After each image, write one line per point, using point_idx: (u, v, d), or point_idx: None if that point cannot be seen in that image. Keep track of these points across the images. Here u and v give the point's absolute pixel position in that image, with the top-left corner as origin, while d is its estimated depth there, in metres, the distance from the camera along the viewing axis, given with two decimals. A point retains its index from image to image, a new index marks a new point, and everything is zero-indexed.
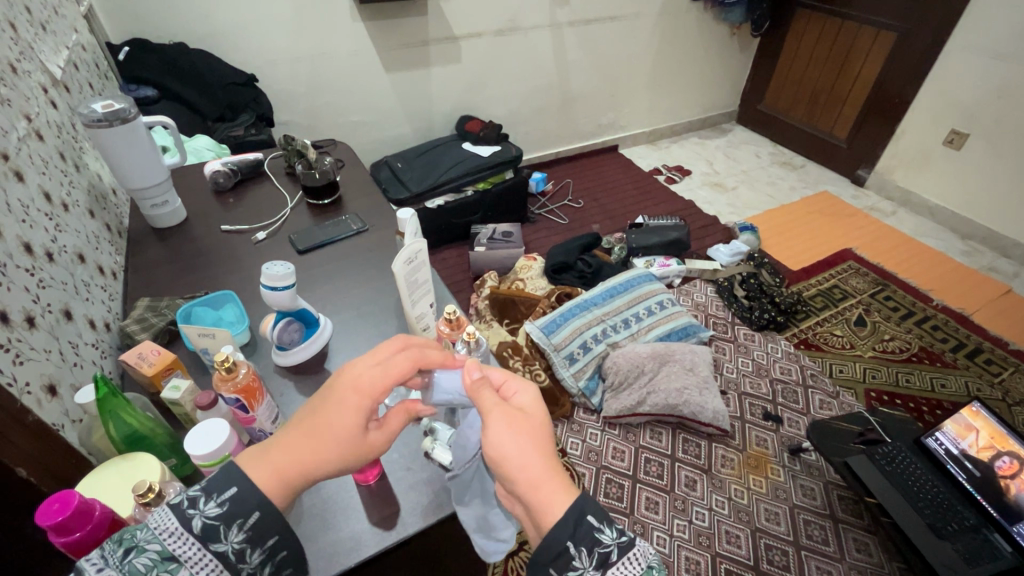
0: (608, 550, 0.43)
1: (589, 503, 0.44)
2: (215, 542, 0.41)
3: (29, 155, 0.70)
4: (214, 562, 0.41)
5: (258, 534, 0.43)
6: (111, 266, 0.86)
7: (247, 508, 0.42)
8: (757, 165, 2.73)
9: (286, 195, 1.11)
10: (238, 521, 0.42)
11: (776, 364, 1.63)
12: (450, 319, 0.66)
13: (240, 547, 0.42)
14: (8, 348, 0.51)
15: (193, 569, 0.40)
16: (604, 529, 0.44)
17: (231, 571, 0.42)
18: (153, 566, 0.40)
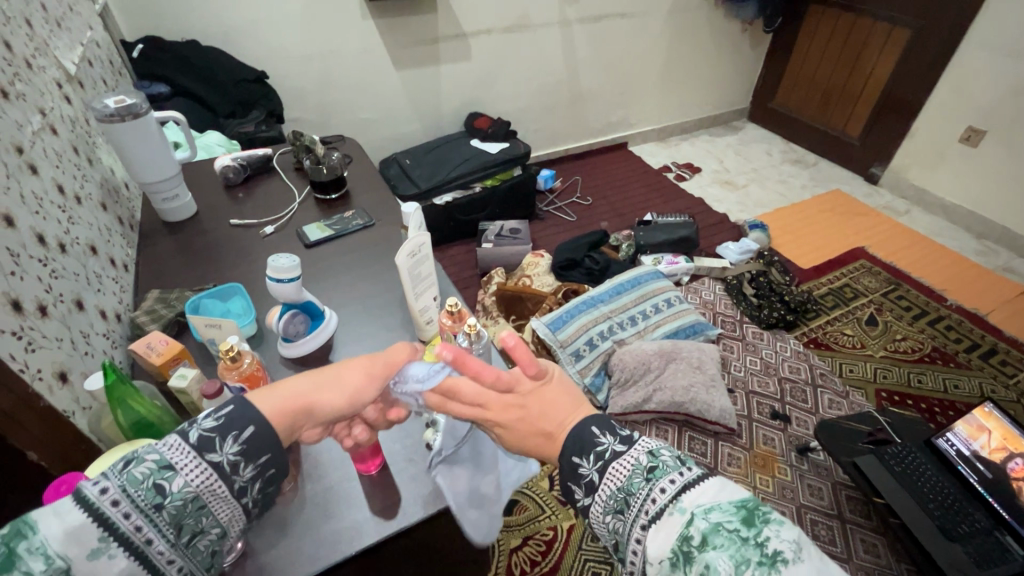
0: (590, 477, 0.44)
1: (582, 426, 0.47)
2: (210, 453, 0.41)
3: (43, 149, 0.71)
4: (210, 471, 0.40)
5: (254, 449, 0.42)
6: (123, 259, 0.88)
7: (242, 421, 0.42)
8: (768, 163, 2.70)
9: (294, 190, 1.12)
10: (232, 433, 0.42)
11: (784, 363, 1.61)
12: (450, 311, 0.66)
13: (234, 459, 0.41)
14: (20, 335, 0.52)
15: (192, 478, 0.40)
16: (584, 459, 0.45)
17: (229, 481, 0.41)
18: (149, 473, 0.39)
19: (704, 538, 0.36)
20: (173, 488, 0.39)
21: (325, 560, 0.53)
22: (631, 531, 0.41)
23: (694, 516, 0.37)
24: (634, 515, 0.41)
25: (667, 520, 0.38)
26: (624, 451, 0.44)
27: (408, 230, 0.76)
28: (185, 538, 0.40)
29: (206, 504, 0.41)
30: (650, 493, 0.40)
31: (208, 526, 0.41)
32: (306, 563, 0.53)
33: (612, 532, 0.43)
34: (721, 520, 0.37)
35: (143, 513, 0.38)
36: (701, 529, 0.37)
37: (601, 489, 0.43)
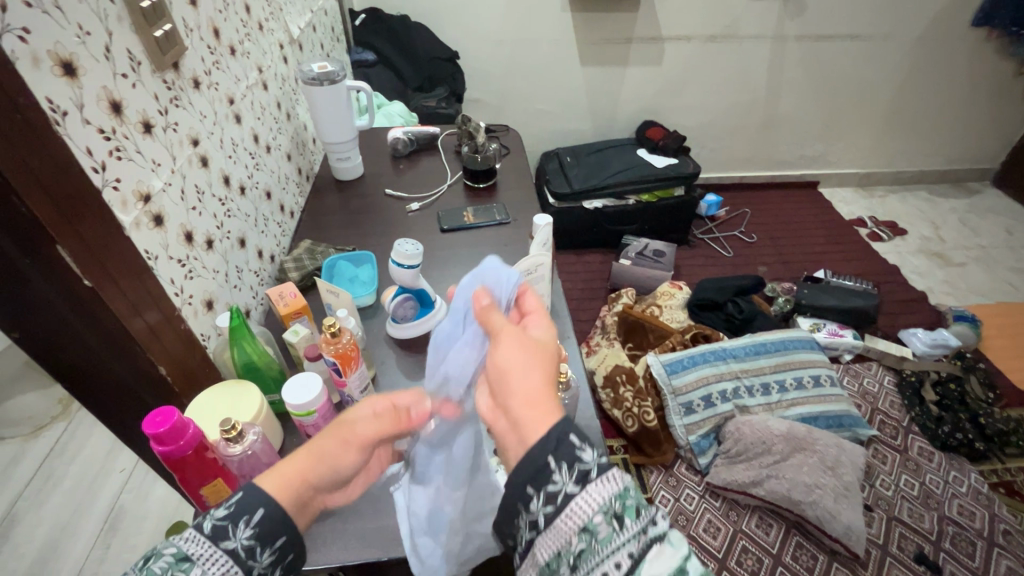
0: (589, 466, 0.40)
1: (570, 424, 0.41)
2: (226, 539, 0.40)
3: (251, 101, 0.82)
4: (226, 560, 0.40)
5: (265, 532, 0.42)
6: (292, 206, 0.98)
7: (254, 503, 0.42)
8: (1005, 244, 2.14)
9: (448, 172, 1.16)
10: (243, 518, 0.41)
11: (953, 500, 1.28)
12: (560, 377, 0.66)
13: (249, 544, 0.41)
14: (183, 263, 0.61)
15: (210, 570, 0.39)
16: (587, 448, 0.40)
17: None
18: (167, 567, 0.38)
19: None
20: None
21: (358, 556, 0.55)
22: (619, 545, 0.37)
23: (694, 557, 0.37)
24: (631, 528, 0.38)
25: (661, 550, 0.37)
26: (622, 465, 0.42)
27: (532, 244, 0.73)
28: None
29: None
30: (649, 517, 0.39)
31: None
32: (339, 550, 0.55)
33: (583, 531, 0.38)
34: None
35: None
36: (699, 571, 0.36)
37: (595, 486, 0.39)
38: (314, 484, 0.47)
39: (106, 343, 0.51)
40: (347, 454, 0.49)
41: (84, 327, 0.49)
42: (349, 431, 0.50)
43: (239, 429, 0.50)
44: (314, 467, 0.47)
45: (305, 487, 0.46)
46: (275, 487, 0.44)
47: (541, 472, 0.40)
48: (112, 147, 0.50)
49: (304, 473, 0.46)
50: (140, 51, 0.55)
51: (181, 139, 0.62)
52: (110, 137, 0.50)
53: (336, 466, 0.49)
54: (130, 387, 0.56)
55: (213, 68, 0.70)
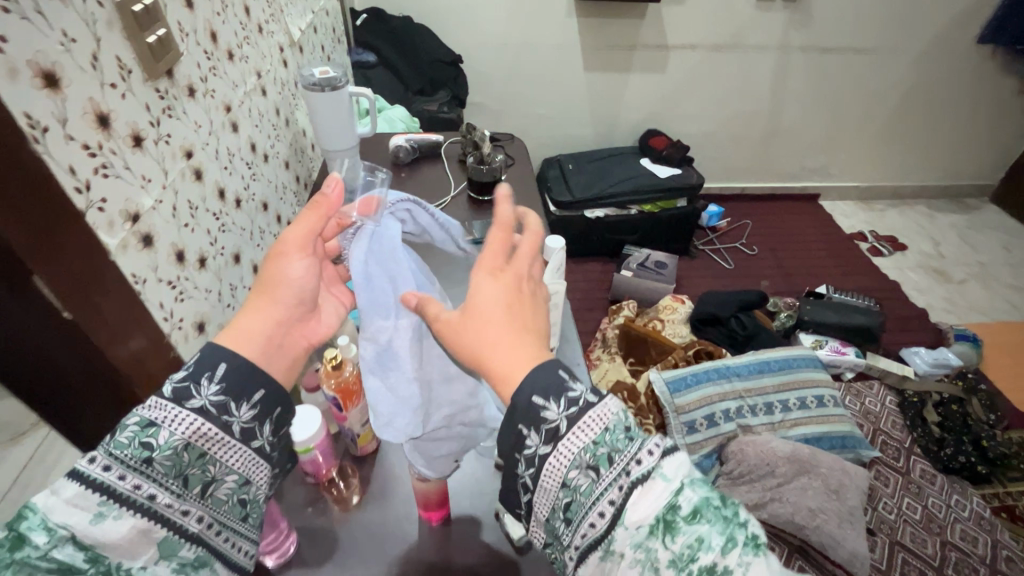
0: (556, 424, 0.39)
1: (531, 381, 0.40)
2: (190, 399, 0.41)
3: (249, 108, 0.78)
4: (196, 418, 0.41)
5: (235, 380, 0.43)
6: (289, 216, 0.94)
7: (212, 361, 0.42)
8: (1004, 261, 2.14)
9: (452, 182, 1.12)
10: (206, 375, 0.42)
11: (955, 524, 1.27)
12: None
13: (219, 400, 0.42)
14: (174, 285, 0.57)
15: (179, 429, 0.40)
16: (552, 403, 0.39)
17: (227, 433, 0.42)
18: (133, 433, 0.39)
19: (693, 511, 0.36)
20: (159, 444, 0.39)
21: None
22: (600, 493, 0.38)
23: (683, 486, 0.37)
24: (608, 476, 0.38)
25: (649, 487, 0.37)
26: (598, 403, 0.40)
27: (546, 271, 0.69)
28: (193, 490, 0.40)
29: (205, 451, 0.41)
30: (629, 459, 0.38)
31: (219, 475, 0.42)
32: None
33: (568, 489, 0.39)
34: (703, 491, 0.37)
35: (137, 471, 0.38)
36: (691, 501, 0.36)
37: (567, 441, 0.39)
38: (278, 322, 0.48)
39: (86, 373, 0.48)
40: (290, 270, 0.50)
41: (63, 357, 0.46)
42: (278, 252, 0.50)
43: None
44: (269, 297, 0.49)
45: (270, 322, 0.47)
46: (231, 342, 0.45)
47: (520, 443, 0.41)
48: (98, 164, 0.46)
49: (261, 314, 0.47)
50: (131, 59, 0.51)
51: (173, 152, 0.57)
52: (96, 154, 0.46)
53: (288, 289, 0.50)
54: (112, 418, 0.52)
55: (209, 74, 0.66)
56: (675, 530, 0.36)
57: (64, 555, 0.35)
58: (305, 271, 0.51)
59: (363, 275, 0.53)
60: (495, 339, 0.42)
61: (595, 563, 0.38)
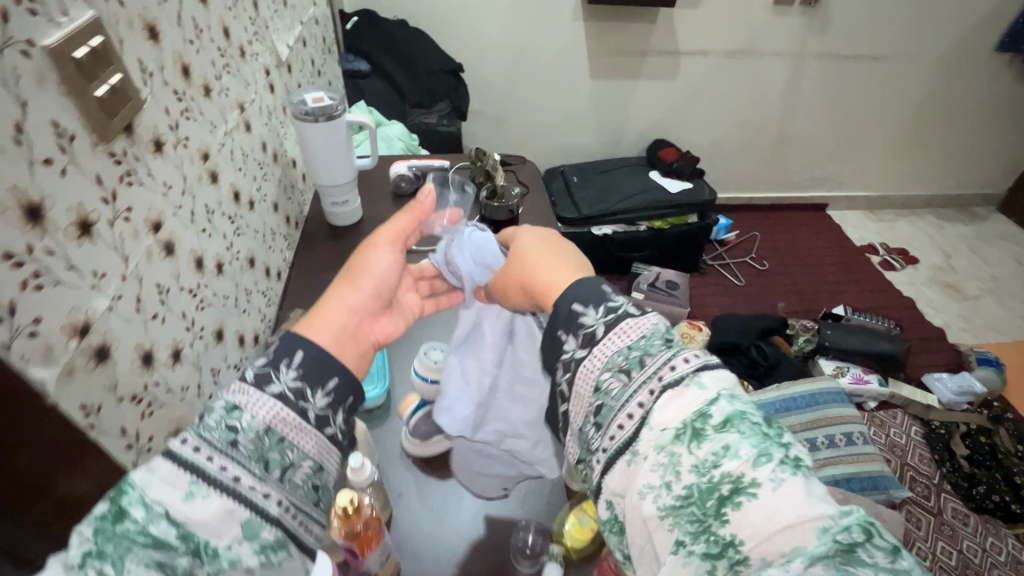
0: (593, 329, 0.41)
1: (572, 291, 0.44)
2: (270, 384, 0.37)
3: (231, 150, 0.65)
4: (276, 404, 0.36)
5: (315, 363, 0.38)
6: (279, 265, 0.82)
7: (290, 347, 0.39)
8: (1015, 274, 2.10)
9: (461, 215, 1.00)
10: (286, 360, 0.38)
11: (993, 571, 1.20)
12: None
13: (297, 386, 0.37)
14: (140, 399, 0.45)
15: (263, 412, 0.36)
16: (591, 311, 0.42)
17: (300, 409, 0.37)
18: (219, 417, 0.35)
19: (725, 420, 0.33)
20: (243, 425, 0.35)
21: None
22: (630, 397, 0.37)
23: (719, 396, 0.34)
24: (638, 378, 0.37)
25: (682, 391, 0.35)
26: (638, 316, 0.41)
27: None
28: (275, 473, 0.34)
29: (285, 436, 0.35)
30: (661, 363, 0.37)
31: (297, 459, 0.36)
32: None
33: (600, 392, 0.38)
34: (743, 407, 0.34)
35: (224, 454, 0.33)
36: (724, 410, 0.34)
37: (603, 342, 0.40)
38: (354, 311, 0.44)
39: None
40: (376, 257, 0.49)
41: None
42: (367, 244, 0.50)
43: None
44: (355, 278, 0.47)
45: (349, 309, 0.44)
46: (312, 323, 0.41)
47: (560, 351, 0.43)
48: (27, 275, 0.34)
49: (345, 298, 0.45)
50: (74, 120, 0.38)
51: (136, 228, 0.45)
52: (23, 262, 0.34)
53: (373, 274, 0.48)
54: None
55: (181, 118, 0.54)
56: (703, 437, 0.33)
57: (155, 544, 0.30)
58: (390, 264, 0.50)
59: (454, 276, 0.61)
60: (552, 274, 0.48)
61: (621, 468, 0.35)
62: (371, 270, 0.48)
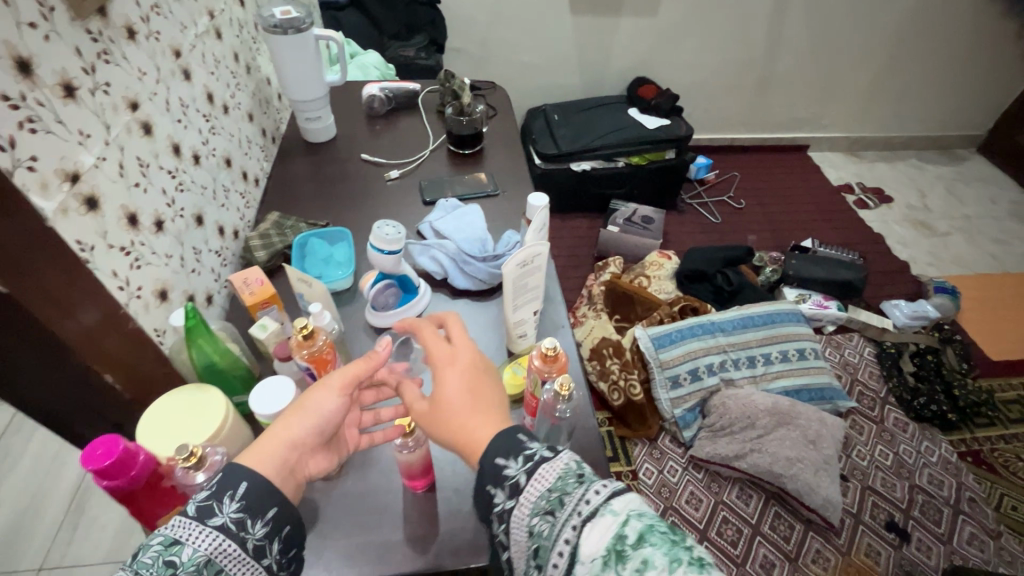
0: (515, 479, 0.41)
1: (493, 445, 0.44)
2: (212, 517, 0.37)
3: (202, 53, 0.71)
4: (218, 536, 0.37)
5: (251, 502, 0.39)
6: (256, 173, 0.88)
7: (234, 479, 0.39)
8: (987, 212, 2.15)
9: (431, 134, 1.06)
10: (229, 493, 0.39)
11: (924, 470, 1.32)
12: (545, 353, 0.50)
13: (239, 517, 0.38)
14: (128, 251, 0.53)
15: (202, 545, 0.36)
16: (511, 461, 0.42)
17: (239, 541, 0.37)
18: (157, 551, 0.35)
19: (639, 537, 0.34)
20: (183, 560, 0.35)
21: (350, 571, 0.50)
22: (557, 535, 0.37)
23: (629, 518, 0.36)
24: (562, 516, 0.37)
25: (599, 522, 0.36)
26: (552, 457, 0.42)
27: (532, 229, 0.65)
28: None
29: (222, 568, 0.36)
30: (577, 499, 0.38)
31: None
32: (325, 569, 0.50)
33: (533, 537, 0.39)
34: (652, 519, 0.36)
35: None
36: (636, 529, 0.35)
37: (526, 493, 0.40)
38: (298, 441, 0.44)
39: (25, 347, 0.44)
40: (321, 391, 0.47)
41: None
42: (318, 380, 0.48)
43: (200, 454, 0.41)
44: (301, 413, 0.46)
45: (292, 442, 0.44)
46: (253, 454, 0.42)
47: (489, 504, 0.42)
48: (22, 117, 0.41)
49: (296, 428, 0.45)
50: None
51: (115, 102, 0.52)
52: (18, 106, 0.40)
53: (312, 414, 0.46)
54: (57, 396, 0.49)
55: (151, 12, 0.59)
56: (625, 558, 0.34)
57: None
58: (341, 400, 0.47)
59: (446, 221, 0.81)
60: (499, 410, 0.48)
61: None
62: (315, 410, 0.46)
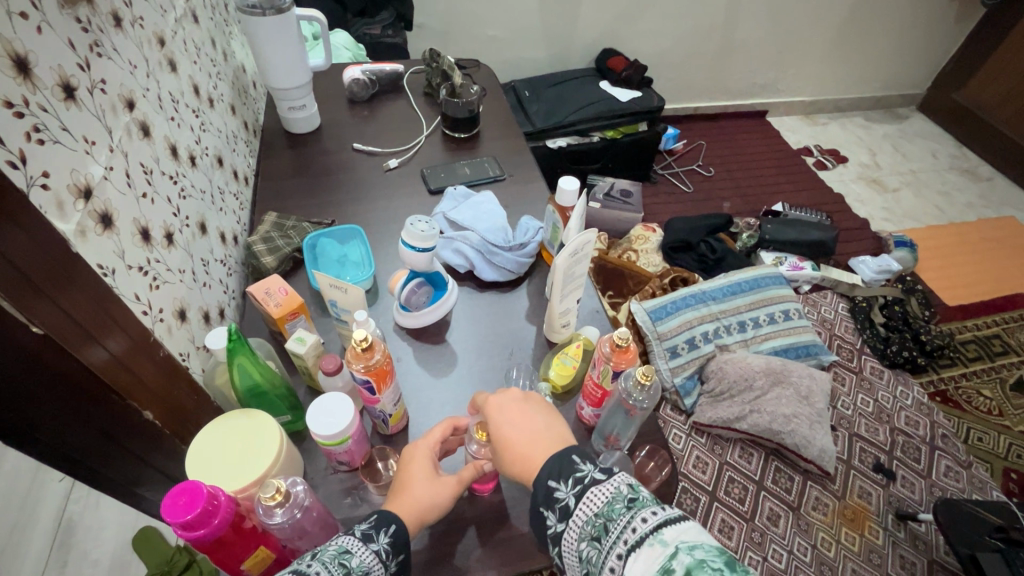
0: (566, 502, 0.41)
1: (547, 466, 0.43)
2: (373, 540, 0.43)
3: (184, 40, 0.63)
4: (374, 560, 0.42)
5: (400, 547, 0.44)
6: (244, 170, 0.81)
7: (388, 520, 0.44)
8: (931, 167, 2.30)
9: (422, 118, 1.00)
10: (385, 527, 0.44)
11: (902, 412, 1.42)
12: (618, 344, 0.50)
13: (385, 548, 0.43)
14: (145, 271, 0.47)
15: (367, 559, 0.41)
16: (562, 484, 0.42)
17: (387, 563, 0.43)
18: (332, 554, 0.40)
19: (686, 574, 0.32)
20: (354, 565, 0.40)
21: None
22: (603, 560, 0.37)
23: (678, 550, 0.34)
24: (608, 543, 0.37)
25: (645, 552, 0.35)
26: (604, 480, 0.41)
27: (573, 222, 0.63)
28: None
29: None
30: (624, 525, 0.37)
31: None
32: None
33: (583, 562, 0.39)
34: (704, 552, 0.34)
35: None
36: (685, 564, 0.33)
37: (576, 516, 0.40)
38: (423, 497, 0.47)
39: None
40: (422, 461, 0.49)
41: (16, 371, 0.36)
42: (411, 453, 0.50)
43: (284, 490, 0.40)
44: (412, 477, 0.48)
45: (423, 506, 0.47)
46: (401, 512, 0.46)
47: (543, 524, 0.43)
48: (28, 126, 0.35)
49: (421, 491, 0.48)
50: None
51: (114, 102, 0.46)
52: (23, 113, 0.34)
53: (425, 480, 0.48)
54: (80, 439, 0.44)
55: None
56: None
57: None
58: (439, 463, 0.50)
59: (467, 210, 0.78)
60: (545, 433, 0.46)
61: None
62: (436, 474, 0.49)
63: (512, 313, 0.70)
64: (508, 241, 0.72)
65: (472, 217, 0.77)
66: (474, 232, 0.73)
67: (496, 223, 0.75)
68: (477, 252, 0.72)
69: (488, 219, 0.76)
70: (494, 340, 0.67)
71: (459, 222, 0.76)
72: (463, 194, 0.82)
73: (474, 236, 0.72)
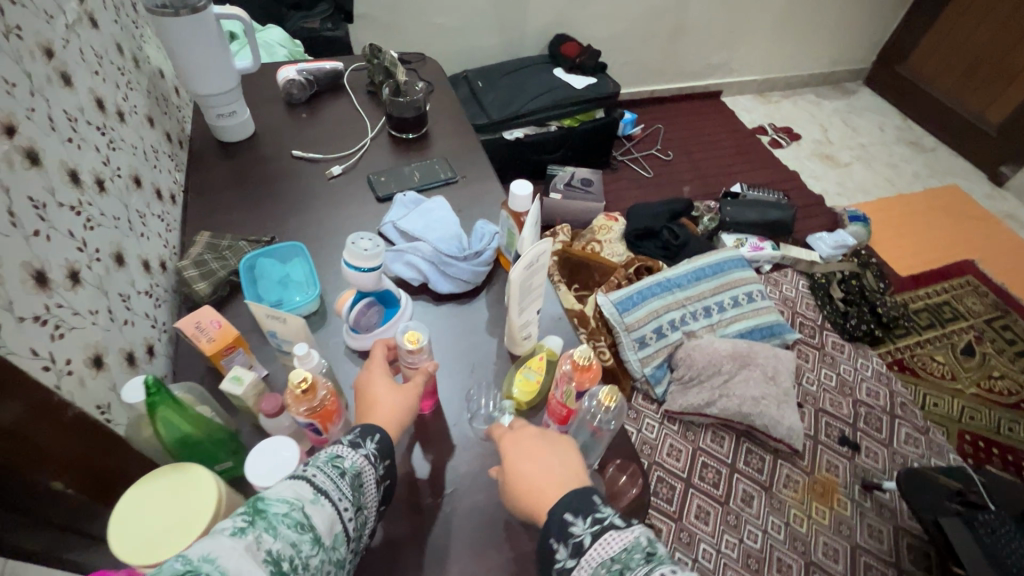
0: (580, 538, 0.39)
1: (567, 497, 0.42)
2: (360, 447, 0.43)
3: (80, 49, 0.56)
4: (364, 461, 0.43)
5: (386, 451, 0.45)
6: (170, 187, 0.74)
7: (369, 429, 0.45)
8: (879, 140, 2.36)
9: (366, 119, 0.95)
10: (367, 436, 0.44)
11: (863, 384, 1.46)
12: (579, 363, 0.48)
13: (373, 454, 0.44)
14: (44, 320, 0.41)
15: (358, 461, 0.42)
16: (579, 520, 0.40)
17: (377, 468, 0.43)
18: (324, 460, 0.41)
19: None
20: (346, 466, 0.41)
21: None
22: None
23: None
24: None
25: None
26: (624, 528, 0.39)
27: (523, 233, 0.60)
28: (356, 511, 0.41)
29: (360, 496, 0.41)
30: None
31: (365, 505, 0.42)
32: None
33: None
34: None
35: (327, 490, 0.39)
36: None
37: (590, 555, 0.38)
38: (393, 408, 0.48)
39: None
40: (378, 388, 0.49)
41: None
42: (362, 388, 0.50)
43: None
44: (371, 399, 0.48)
45: (398, 412, 0.48)
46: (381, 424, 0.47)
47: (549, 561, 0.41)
48: None
49: (389, 402, 0.48)
50: None
51: None
52: None
53: (382, 400, 0.48)
54: None
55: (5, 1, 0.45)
56: None
57: (305, 531, 0.36)
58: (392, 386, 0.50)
59: (421, 217, 0.74)
60: (559, 469, 0.45)
61: None
62: (393, 387, 0.49)
63: (468, 328, 0.66)
64: (463, 250, 0.68)
65: (425, 226, 0.72)
66: (426, 244, 0.69)
67: (452, 232, 0.71)
68: (431, 266, 0.68)
69: (442, 228, 0.72)
70: (453, 356, 0.63)
71: (411, 232, 0.72)
72: (417, 200, 0.78)
73: (427, 248, 0.69)
